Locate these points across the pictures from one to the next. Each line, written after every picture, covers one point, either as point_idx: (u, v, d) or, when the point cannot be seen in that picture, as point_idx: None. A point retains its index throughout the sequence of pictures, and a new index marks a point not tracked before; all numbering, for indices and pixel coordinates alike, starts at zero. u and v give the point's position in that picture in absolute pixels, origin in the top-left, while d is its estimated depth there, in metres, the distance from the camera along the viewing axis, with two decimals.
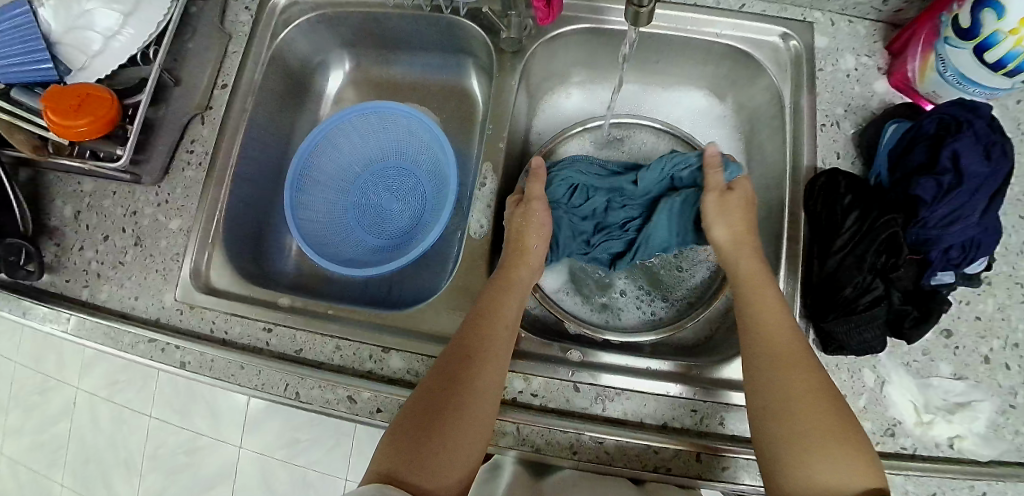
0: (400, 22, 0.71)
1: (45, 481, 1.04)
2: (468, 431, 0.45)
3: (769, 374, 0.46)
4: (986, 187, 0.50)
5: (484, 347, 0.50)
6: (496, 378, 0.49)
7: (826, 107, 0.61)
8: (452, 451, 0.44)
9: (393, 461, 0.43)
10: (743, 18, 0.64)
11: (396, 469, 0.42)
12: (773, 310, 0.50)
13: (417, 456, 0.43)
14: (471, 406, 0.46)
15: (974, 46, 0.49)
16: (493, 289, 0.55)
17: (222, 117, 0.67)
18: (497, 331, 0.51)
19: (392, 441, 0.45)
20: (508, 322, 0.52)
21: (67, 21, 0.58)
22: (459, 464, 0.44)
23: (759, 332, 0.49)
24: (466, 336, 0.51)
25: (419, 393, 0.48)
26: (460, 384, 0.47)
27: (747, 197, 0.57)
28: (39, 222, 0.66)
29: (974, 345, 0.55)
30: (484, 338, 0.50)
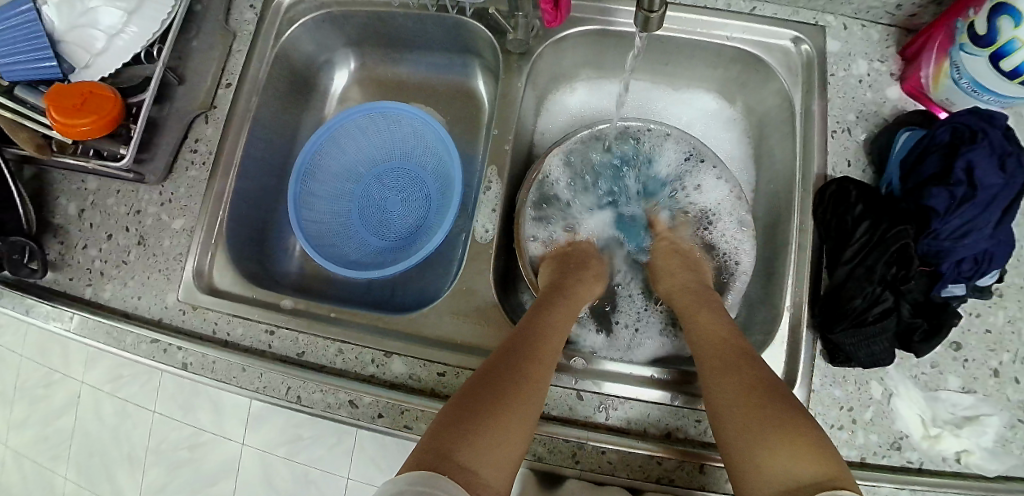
0: (406, 22, 0.71)
1: (50, 474, 1.05)
2: (520, 428, 0.43)
3: (714, 379, 0.47)
4: (1000, 199, 0.49)
5: (540, 348, 0.49)
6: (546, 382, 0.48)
7: (837, 113, 0.60)
8: (504, 445, 0.42)
9: (448, 442, 0.40)
10: (755, 22, 0.63)
11: (451, 450, 0.39)
12: (709, 328, 0.52)
13: (471, 440, 0.40)
14: (526, 404, 0.45)
15: (991, 53, 0.48)
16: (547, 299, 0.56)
17: (226, 116, 0.67)
18: (554, 337, 0.51)
19: (446, 423, 0.42)
20: (559, 332, 0.53)
21: (69, 19, 0.58)
22: (507, 461, 0.41)
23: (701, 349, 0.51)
24: (524, 335, 0.50)
25: (473, 381, 0.46)
26: (516, 379, 0.46)
27: (665, 248, 0.66)
28: (43, 220, 0.65)
29: (983, 358, 0.54)
30: (541, 342, 0.50)
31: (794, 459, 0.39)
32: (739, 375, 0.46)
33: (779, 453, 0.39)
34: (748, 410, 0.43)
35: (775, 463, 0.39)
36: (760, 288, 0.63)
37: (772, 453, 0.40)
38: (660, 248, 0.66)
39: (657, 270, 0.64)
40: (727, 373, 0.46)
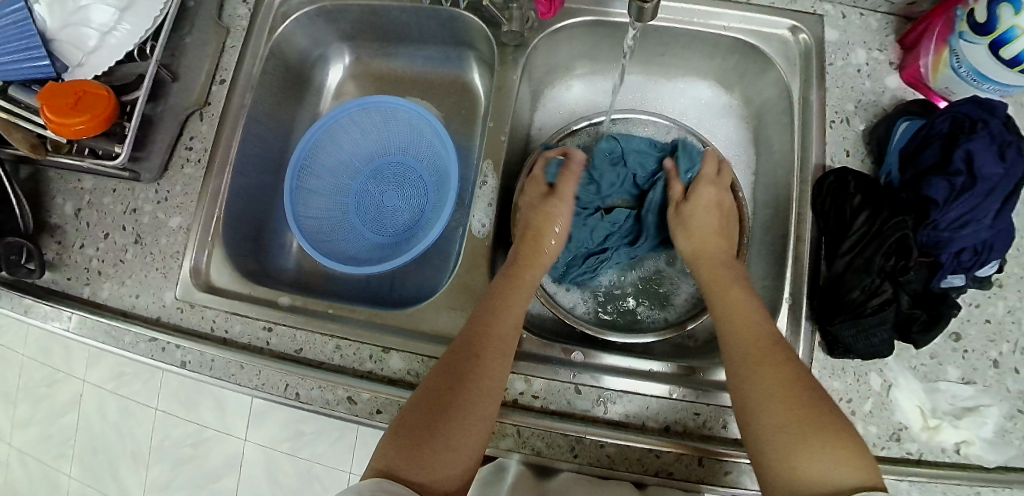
0: (402, 16, 0.70)
1: (55, 472, 1.06)
2: (469, 432, 0.44)
3: (745, 366, 0.46)
4: (1001, 189, 0.49)
5: (490, 339, 0.49)
6: (500, 377, 0.48)
7: (836, 103, 0.59)
8: (451, 453, 0.43)
9: (395, 458, 0.42)
10: (752, 11, 0.62)
11: (397, 467, 0.42)
12: (742, 320, 0.49)
13: (419, 453, 0.42)
14: (474, 402, 0.45)
15: (990, 42, 0.48)
16: (504, 285, 0.54)
17: (221, 113, 0.66)
18: (503, 328, 0.50)
19: (395, 437, 0.44)
20: (516, 317, 0.52)
21: (62, 17, 0.58)
22: (457, 467, 0.43)
23: (732, 332, 0.49)
24: (472, 333, 0.50)
25: (423, 387, 0.47)
26: (463, 382, 0.46)
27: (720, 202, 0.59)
28: (40, 219, 0.65)
29: (983, 349, 0.54)
30: (490, 333, 0.50)
31: (831, 461, 0.39)
32: (772, 364, 0.45)
33: (823, 455, 0.39)
34: (788, 400, 0.43)
35: (815, 466, 0.39)
36: (759, 281, 0.62)
37: (815, 456, 0.39)
38: (704, 196, 0.59)
39: (690, 218, 0.59)
40: (774, 382, 0.44)
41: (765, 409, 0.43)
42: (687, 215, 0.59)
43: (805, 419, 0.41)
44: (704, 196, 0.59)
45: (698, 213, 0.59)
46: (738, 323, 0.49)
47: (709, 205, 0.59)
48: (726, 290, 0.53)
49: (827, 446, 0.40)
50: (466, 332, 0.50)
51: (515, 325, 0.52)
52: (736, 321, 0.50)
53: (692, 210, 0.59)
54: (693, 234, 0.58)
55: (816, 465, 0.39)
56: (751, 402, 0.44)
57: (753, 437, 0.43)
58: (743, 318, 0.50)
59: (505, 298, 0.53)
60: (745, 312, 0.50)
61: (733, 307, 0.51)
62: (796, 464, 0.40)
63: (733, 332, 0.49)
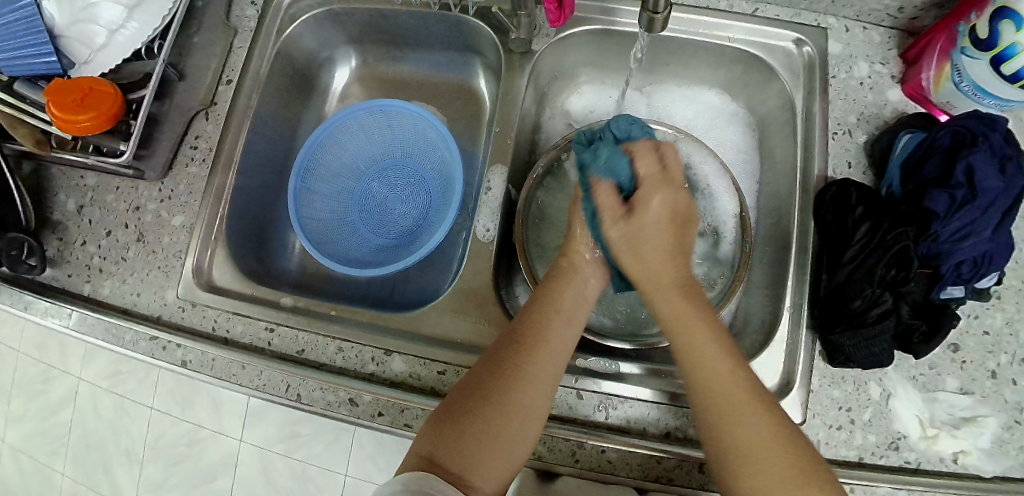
0: (410, 20, 0.71)
1: (47, 470, 1.04)
2: (512, 425, 0.44)
3: (723, 427, 0.43)
4: (999, 204, 0.50)
5: (538, 332, 0.48)
6: (549, 373, 0.47)
7: (839, 115, 0.60)
8: (494, 445, 0.44)
9: (434, 447, 0.43)
10: (758, 22, 0.63)
11: (437, 455, 0.43)
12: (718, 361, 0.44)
13: (460, 441, 0.43)
14: (519, 398, 0.45)
15: (992, 57, 0.48)
16: (553, 276, 0.53)
17: (227, 113, 0.66)
18: (552, 321, 0.49)
19: (434, 425, 0.45)
20: (566, 308, 0.51)
21: (71, 13, 0.57)
22: (500, 457, 0.44)
23: (704, 377, 0.44)
24: (521, 325, 0.49)
25: (465, 378, 0.47)
26: (511, 373, 0.46)
27: (651, 174, 0.49)
28: (41, 215, 0.65)
29: (981, 360, 0.55)
30: (541, 326, 0.49)
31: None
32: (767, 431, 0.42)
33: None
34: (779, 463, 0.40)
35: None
36: (760, 290, 0.63)
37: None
38: (655, 211, 0.48)
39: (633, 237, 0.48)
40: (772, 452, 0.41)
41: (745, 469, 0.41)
42: (632, 235, 0.48)
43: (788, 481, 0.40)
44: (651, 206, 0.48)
45: (644, 238, 0.47)
46: (705, 368, 0.44)
47: (653, 226, 0.47)
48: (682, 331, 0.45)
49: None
50: (514, 323, 0.50)
51: (567, 319, 0.50)
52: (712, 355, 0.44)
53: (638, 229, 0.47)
54: (640, 271, 0.47)
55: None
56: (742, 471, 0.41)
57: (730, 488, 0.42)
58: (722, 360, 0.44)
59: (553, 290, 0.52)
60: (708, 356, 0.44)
61: (688, 348, 0.45)
62: None
63: (706, 386, 0.44)
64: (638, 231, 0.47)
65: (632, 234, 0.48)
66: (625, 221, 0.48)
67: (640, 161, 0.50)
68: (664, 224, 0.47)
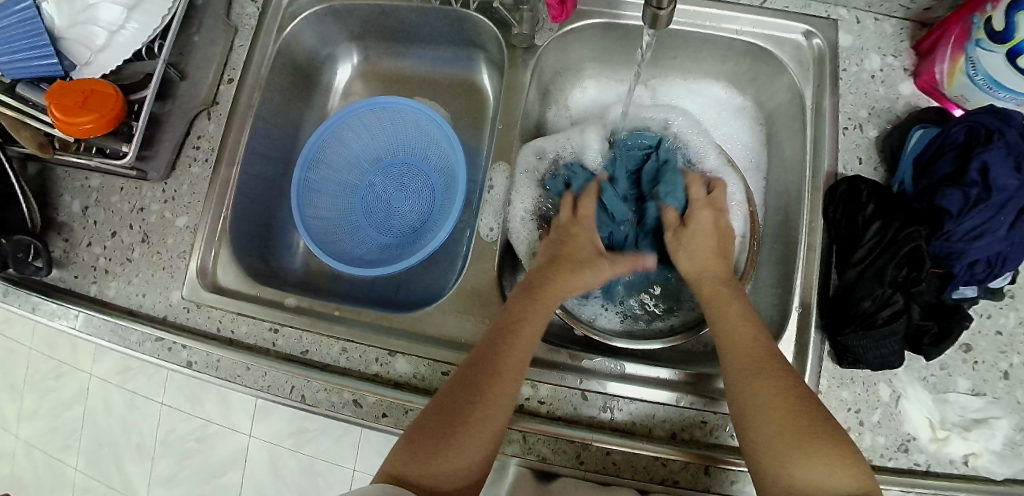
0: (411, 16, 0.70)
1: (60, 465, 1.06)
2: (477, 444, 0.45)
3: (744, 382, 0.47)
4: (1015, 202, 0.48)
5: (503, 355, 0.49)
6: (512, 395, 0.48)
7: (849, 109, 0.59)
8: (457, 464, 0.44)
9: (403, 464, 0.44)
10: (766, 15, 0.61)
11: (404, 473, 0.44)
12: (743, 321, 0.51)
13: (428, 461, 0.44)
14: (481, 422, 0.46)
15: (1007, 50, 0.47)
16: (521, 298, 0.54)
17: (229, 112, 0.66)
18: (517, 344, 0.50)
19: (404, 444, 0.46)
20: (532, 333, 0.51)
21: (70, 16, 0.56)
22: (462, 476, 0.44)
23: (731, 337, 0.50)
24: (487, 346, 0.50)
25: (435, 398, 0.48)
26: (476, 395, 0.47)
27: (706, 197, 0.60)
28: (47, 217, 0.65)
29: (994, 360, 0.54)
30: (505, 352, 0.49)
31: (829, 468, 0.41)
32: (774, 379, 0.46)
33: (820, 461, 0.41)
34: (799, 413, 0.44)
35: (813, 475, 0.41)
36: (767, 288, 0.62)
37: (814, 461, 0.41)
38: (702, 221, 0.59)
39: (684, 241, 0.59)
40: (775, 400, 0.45)
41: (759, 417, 0.45)
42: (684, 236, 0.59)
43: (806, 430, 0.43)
44: (703, 220, 0.59)
45: (697, 240, 0.58)
46: (732, 334, 0.50)
47: (704, 222, 0.59)
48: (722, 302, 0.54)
49: (828, 458, 0.41)
50: (481, 344, 0.50)
51: (531, 343, 0.51)
52: (738, 312, 0.52)
53: (692, 234, 0.59)
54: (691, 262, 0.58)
55: (813, 475, 0.41)
56: (748, 413, 0.46)
57: (749, 442, 0.45)
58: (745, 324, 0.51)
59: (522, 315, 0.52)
60: (740, 327, 0.51)
61: (721, 314, 0.52)
62: (795, 472, 0.42)
63: (730, 344, 0.50)
64: (686, 240, 0.59)
65: (685, 234, 0.59)
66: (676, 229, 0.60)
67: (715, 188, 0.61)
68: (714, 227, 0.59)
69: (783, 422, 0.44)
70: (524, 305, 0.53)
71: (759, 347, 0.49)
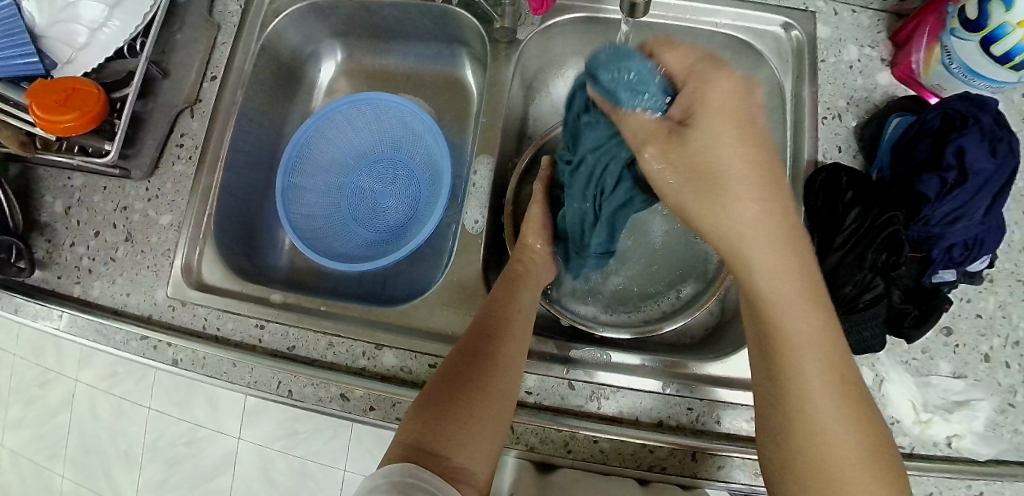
0: (394, 12, 0.70)
1: (47, 473, 1.05)
2: (493, 407, 0.44)
3: (804, 391, 0.39)
4: (991, 185, 0.49)
5: (505, 325, 0.50)
6: (518, 360, 0.48)
7: (828, 99, 0.60)
8: (475, 432, 0.43)
9: (421, 433, 0.42)
10: (745, 7, 0.62)
11: (420, 442, 0.41)
12: (797, 302, 0.40)
13: (445, 428, 0.42)
14: (493, 385, 0.45)
15: (981, 38, 0.48)
16: (507, 278, 0.55)
17: (212, 110, 0.66)
18: (516, 314, 0.51)
19: (418, 413, 0.43)
20: (525, 305, 0.53)
21: (51, 15, 0.58)
22: (478, 447, 0.43)
23: (786, 330, 0.39)
24: (488, 317, 0.51)
25: (441, 369, 0.47)
26: (483, 360, 0.47)
27: (748, 135, 0.38)
28: (29, 217, 0.65)
29: (974, 343, 0.54)
30: (506, 321, 0.50)
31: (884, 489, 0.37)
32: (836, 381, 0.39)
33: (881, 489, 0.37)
34: (863, 453, 0.37)
35: None
36: None
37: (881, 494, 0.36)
38: (713, 117, 0.38)
39: (706, 185, 0.39)
40: (845, 420, 0.38)
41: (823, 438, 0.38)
42: (704, 179, 0.39)
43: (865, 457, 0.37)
44: (712, 109, 0.38)
45: (714, 156, 0.39)
46: (786, 343, 0.40)
47: (727, 147, 0.38)
48: (776, 301, 0.40)
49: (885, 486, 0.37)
50: (480, 316, 0.51)
51: (527, 313, 0.52)
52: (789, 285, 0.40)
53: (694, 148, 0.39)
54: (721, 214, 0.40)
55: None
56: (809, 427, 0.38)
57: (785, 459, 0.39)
58: (800, 300, 0.40)
59: (510, 291, 0.53)
60: (792, 317, 0.39)
61: (769, 308, 0.40)
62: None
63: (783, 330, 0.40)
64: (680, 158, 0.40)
65: (722, 193, 0.39)
66: (665, 142, 0.41)
67: (667, 57, 0.42)
68: (745, 145, 0.38)
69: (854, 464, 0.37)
70: (507, 284, 0.54)
71: (819, 357, 0.39)
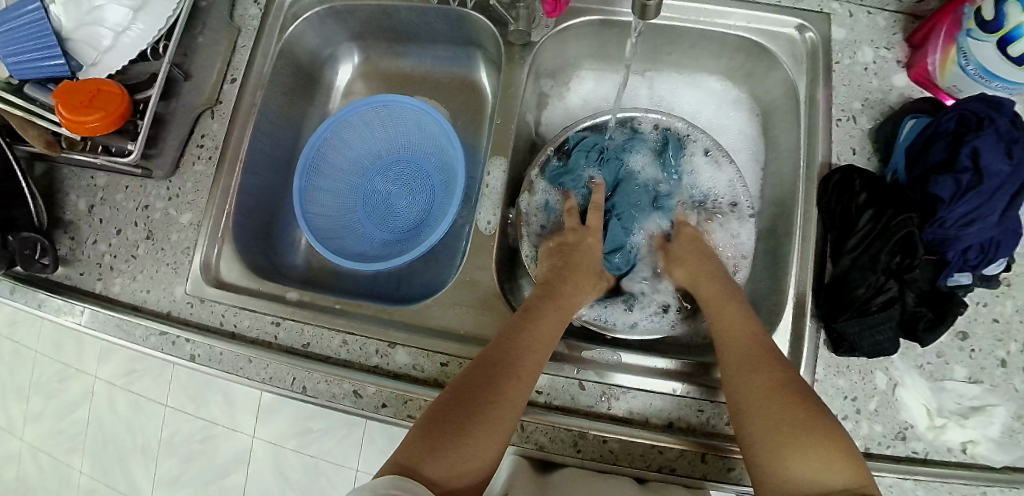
0: (411, 15, 0.71)
1: (65, 466, 1.07)
2: (490, 436, 0.46)
3: (744, 379, 0.48)
4: (1008, 186, 0.48)
5: (520, 349, 0.50)
6: (528, 386, 0.49)
7: (843, 101, 0.59)
8: (467, 458, 0.45)
9: (415, 454, 0.44)
10: (760, 9, 0.62)
11: (418, 465, 0.43)
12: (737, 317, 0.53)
13: (440, 452, 0.44)
14: (496, 413, 0.46)
15: (998, 39, 0.48)
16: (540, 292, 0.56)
17: (232, 112, 0.67)
18: (535, 337, 0.52)
19: (417, 434, 0.46)
20: (548, 325, 0.53)
21: (77, 16, 0.58)
22: (471, 474, 0.45)
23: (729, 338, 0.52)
24: (504, 339, 0.51)
25: (448, 389, 0.49)
26: (490, 387, 0.48)
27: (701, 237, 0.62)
28: (54, 215, 0.67)
29: (991, 348, 0.54)
30: (523, 345, 0.51)
31: (832, 467, 0.42)
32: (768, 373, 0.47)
33: (813, 457, 0.42)
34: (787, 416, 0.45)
35: (806, 468, 0.42)
36: (764, 280, 0.63)
37: (808, 460, 0.42)
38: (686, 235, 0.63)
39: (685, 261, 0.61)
40: (775, 400, 0.46)
41: (759, 417, 0.46)
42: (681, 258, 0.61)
43: (800, 428, 0.44)
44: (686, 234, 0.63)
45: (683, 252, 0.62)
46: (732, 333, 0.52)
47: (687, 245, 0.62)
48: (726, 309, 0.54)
49: (819, 453, 0.42)
50: (497, 337, 0.52)
51: (549, 335, 0.53)
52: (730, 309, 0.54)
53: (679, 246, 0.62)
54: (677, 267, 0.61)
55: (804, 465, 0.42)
56: (745, 407, 0.47)
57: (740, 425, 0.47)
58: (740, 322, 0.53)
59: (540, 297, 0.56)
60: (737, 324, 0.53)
61: (721, 318, 0.54)
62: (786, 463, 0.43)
63: (730, 343, 0.51)
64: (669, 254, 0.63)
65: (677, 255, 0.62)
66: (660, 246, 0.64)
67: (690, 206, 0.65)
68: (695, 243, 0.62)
69: (785, 423, 0.45)
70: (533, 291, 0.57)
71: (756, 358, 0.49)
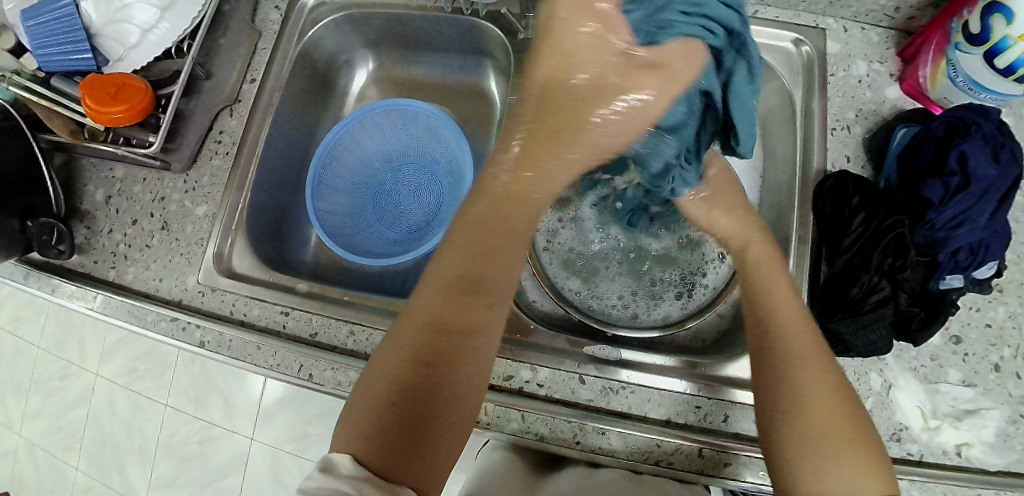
0: (424, 24, 0.74)
1: (61, 465, 1.07)
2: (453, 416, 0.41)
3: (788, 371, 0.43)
4: (994, 189, 0.51)
5: (474, 313, 0.43)
6: (486, 355, 0.44)
7: (837, 112, 0.62)
8: (435, 447, 0.40)
9: (377, 453, 0.37)
10: (757, 24, 0.65)
11: (384, 467, 0.37)
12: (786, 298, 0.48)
13: (405, 448, 0.38)
14: (457, 391, 0.42)
15: (985, 51, 0.50)
16: (489, 233, 0.46)
17: (250, 110, 0.70)
18: (491, 296, 0.44)
19: (372, 428, 0.38)
20: (501, 276, 0.45)
21: (106, 12, 0.61)
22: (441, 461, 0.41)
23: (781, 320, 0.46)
24: (453, 302, 0.43)
25: (397, 368, 0.41)
26: (446, 363, 0.41)
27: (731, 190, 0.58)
28: (72, 206, 0.69)
29: (984, 352, 0.55)
30: (478, 308, 0.44)
31: (857, 475, 0.38)
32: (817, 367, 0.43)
33: (849, 466, 0.39)
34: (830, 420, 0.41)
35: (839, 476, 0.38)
36: None
37: (844, 467, 0.38)
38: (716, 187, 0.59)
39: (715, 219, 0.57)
40: (820, 398, 0.42)
41: (798, 414, 0.41)
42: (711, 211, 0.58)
43: (834, 429, 0.40)
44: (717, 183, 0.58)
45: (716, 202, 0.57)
46: (781, 311, 0.47)
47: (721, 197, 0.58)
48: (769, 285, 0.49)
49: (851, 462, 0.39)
50: (442, 297, 0.43)
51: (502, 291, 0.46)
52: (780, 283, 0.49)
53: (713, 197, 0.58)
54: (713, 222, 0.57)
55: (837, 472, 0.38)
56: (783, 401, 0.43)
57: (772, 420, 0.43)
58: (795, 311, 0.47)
59: (514, 217, 0.47)
60: (786, 299, 0.48)
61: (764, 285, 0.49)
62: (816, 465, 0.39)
63: (780, 327, 0.46)
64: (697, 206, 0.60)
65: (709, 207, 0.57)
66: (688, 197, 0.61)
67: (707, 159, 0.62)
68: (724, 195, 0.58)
69: (818, 423, 0.41)
70: (509, 211, 0.47)
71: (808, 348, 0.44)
